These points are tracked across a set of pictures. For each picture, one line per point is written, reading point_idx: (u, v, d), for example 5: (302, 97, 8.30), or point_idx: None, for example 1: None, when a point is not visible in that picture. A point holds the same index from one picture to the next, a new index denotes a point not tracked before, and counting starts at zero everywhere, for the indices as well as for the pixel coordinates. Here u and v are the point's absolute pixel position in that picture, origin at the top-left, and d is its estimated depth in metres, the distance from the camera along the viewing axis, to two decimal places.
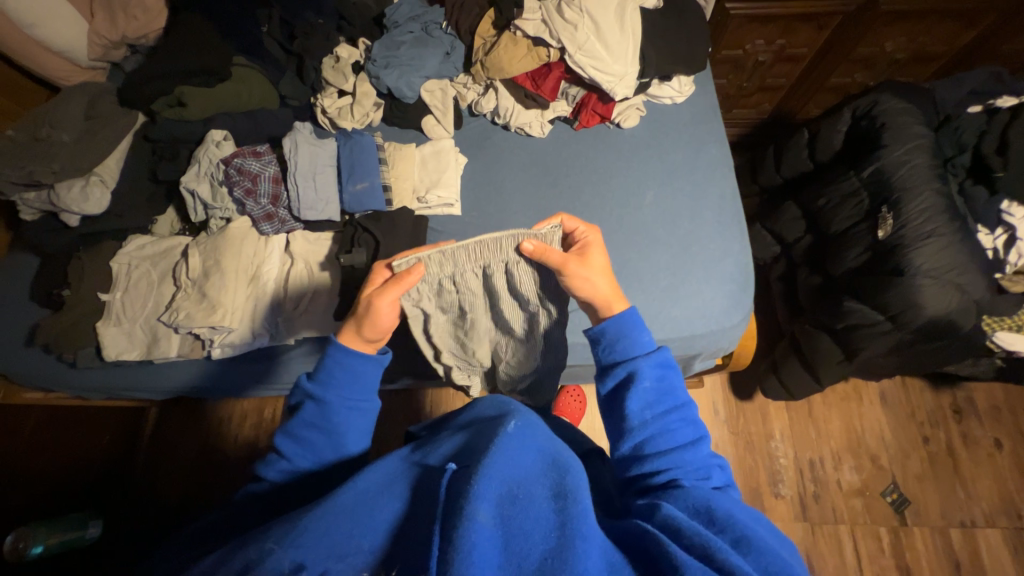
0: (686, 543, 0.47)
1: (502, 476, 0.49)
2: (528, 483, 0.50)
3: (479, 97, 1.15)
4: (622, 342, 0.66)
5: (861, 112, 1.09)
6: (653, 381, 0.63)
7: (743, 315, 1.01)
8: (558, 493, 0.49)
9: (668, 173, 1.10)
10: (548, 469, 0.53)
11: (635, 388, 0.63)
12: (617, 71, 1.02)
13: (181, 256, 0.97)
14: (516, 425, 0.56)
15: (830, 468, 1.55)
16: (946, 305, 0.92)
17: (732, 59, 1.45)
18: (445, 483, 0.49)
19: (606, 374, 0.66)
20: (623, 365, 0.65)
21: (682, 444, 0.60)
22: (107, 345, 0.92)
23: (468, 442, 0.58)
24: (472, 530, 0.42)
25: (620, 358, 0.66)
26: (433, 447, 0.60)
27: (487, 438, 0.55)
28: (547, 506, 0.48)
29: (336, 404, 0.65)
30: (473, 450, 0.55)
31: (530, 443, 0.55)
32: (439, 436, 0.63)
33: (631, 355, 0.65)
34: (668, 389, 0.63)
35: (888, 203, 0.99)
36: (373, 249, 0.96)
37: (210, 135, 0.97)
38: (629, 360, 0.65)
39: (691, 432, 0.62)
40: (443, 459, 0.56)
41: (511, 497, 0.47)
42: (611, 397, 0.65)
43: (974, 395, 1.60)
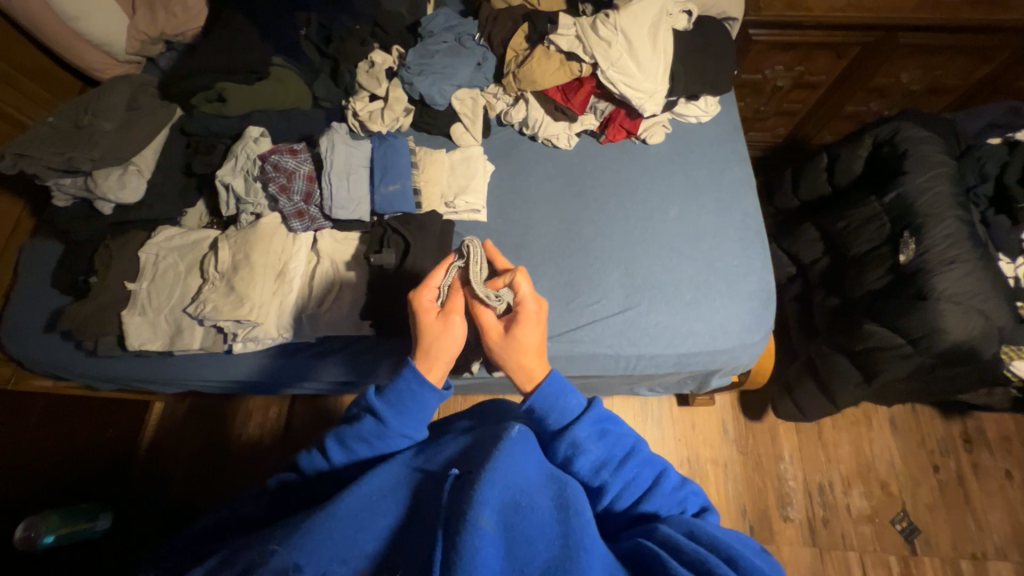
0: (685, 561, 0.46)
1: (507, 483, 0.48)
2: (531, 492, 0.50)
3: (508, 108, 1.17)
4: (549, 413, 0.60)
5: (883, 139, 1.12)
6: (595, 442, 0.59)
7: (764, 332, 1.02)
8: (561, 505, 0.49)
9: (690, 189, 1.12)
10: (550, 481, 0.52)
11: (580, 457, 0.58)
12: (647, 88, 1.05)
13: (210, 249, 0.98)
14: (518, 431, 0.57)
15: (840, 493, 1.53)
16: (969, 331, 0.92)
17: (752, 83, 1.48)
18: (448, 488, 0.49)
19: (550, 447, 0.60)
20: (561, 439, 0.59)
21: (646, 491, 0.58)
22: (130, 334, 0.92)
23: (474, 446, 0.57)
24: (477, 536, 0.42)
25: (556, 430, 0.60)
26: (436, 452, 0.59)
27: (490, 443, 0.55)
28: (550, 515, 0.48)
29: (395, 431, 0.61)
30: (476, 455, 0.54)
31: (532, 454, 0.56)
32: (443, 440, 0.62)
33: (567, 422, 0.60)
34: (614, 442, 0.59)
35: (911, 228, 1.01)
36: (402, 250, 0.98)
37: (248, 131, 0.98)
38: (564, 433, 0.59)
39: (651, 472, 0.59)
40: (445, 464, 0.55)
41: (516, 505, 0.47)
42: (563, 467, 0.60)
43: (984, 425, 1.60)
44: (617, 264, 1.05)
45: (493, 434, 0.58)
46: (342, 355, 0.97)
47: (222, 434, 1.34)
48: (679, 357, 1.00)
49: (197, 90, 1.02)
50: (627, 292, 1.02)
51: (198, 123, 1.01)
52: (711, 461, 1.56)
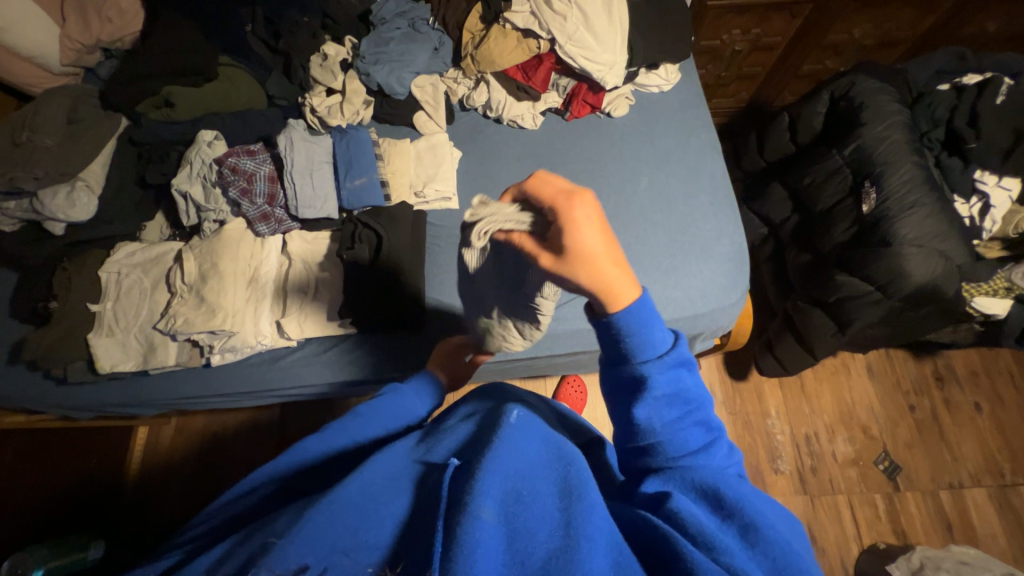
0: (692, 539, 0.45)
1: (508, 471, 0.47)
2: (533, 479, 0.48)
3: (470, 91, 1.15)
4: (632, 341, 0.52)
5: (838, 95, 1.15)
6: (667, 388, 0.52)
7: (741, 292, 1.04)
8: (563, 490, 0.47)
9: (660, 158, 1.13)
10: (555, 463, 0.51)
11: (644, 396, 0.52)
12: (607, 61, 1.04)
13: (174, 262, 0.94)
14: (518, 415, 0.54)
15: (825, 440, 1.60)
16: (931, 271, 0.96)
17: (711, 49, 1.50)
18: (446, 482, 0.47)
19: (614, 368, 0.54)
20: (637, 366, 0.52)
21: (693, 445, 0.53)
22: (100, 358, 0.89)
23: (476, 435, 0.55)
24: (478, 532, 0.40)
25: (627, 358, 0.53)
26: (437, 441, 0.57)
27: (489, 431, 0.53)
28: (552, 502, 0.46)
29: (411, 387, 0.70)
30: (475, 446, 0.52)
31: (529, 429, 0.54)
32: (445, 427, 0.60)
33: (639, 356, 0.52)
34: (685, 392, 0.53)
35: (871, 178, 1.04)
36: (375, 244, 0.95)
37: (200, 135, 0.95)
38: (642, 363, 0.52)
39: (702, 430, 0.54)
40: (444, 457, 0.53)
41: (519, 490, 0.46)
42: (620, 390, 0.55)
43: (953, 362, 1.68)
44: None
45: (500, 414, 0.56)
46: (327, 357, 0.96)
47: (211, 452, 1.31)
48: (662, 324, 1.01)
49: (142, 97, 0.98)
50: None
51: (147, 130, 0.97)
52: None
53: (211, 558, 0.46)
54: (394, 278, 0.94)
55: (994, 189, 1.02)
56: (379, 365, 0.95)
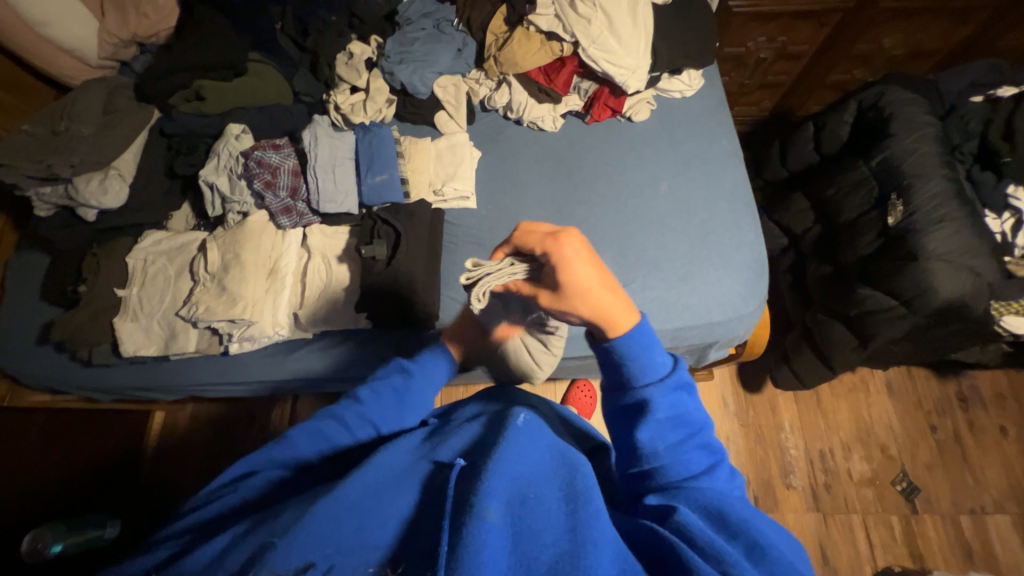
0: (700, 549, 0.43)
1: (513, 475, 0.47)
2: (539, 483, 0.48)
3: (492, 93, 1.16)
4: (631, 365, 0.53)
5: (867, 104, 1.13)
6: (667, 411, 0.52)
7: (758, 302, 1.02)
8: (568, 496, 0.47)
9: (680, 163, 1.12)
10: (559, 469, 0.51)
11: (644, 420, 0.52)
12: (630, 64, 1.04)
13: (198, 251, 0.96)
14: (524, 420, 0.56)
15: (840, 458, 1.56)
16: (959, 288, 0.93)
17: (735, 57, 1.49)
18: (452, 481, 0.48)
19: (616, 392, 0.55)
20: (637, 390, 0.53)
21: (697, 468, 0.52)
22: (124, 341, 0.91)
23: (483, 437, 0.56)
24: (483, 532, 0.40)
25: (629, 382, 0.53)
26: (444, 440, 0.58)
27: (495, 435, 0.54)
28: (557, 506, 0.46)
29: (422, 381, 0.73)
30: (482, 448, 0.53)
31: (533, 437, 0.54)
32: (453, 427, 0.62)
33: (642, 380, 0.53)
34: (685, 416, 0.53)
35: (898, 189, 1.02)
36: (393, 241, 0.96)
37: (229, 129, 0.97)
38: (641, 388, 0.53)
39: (706, 454, 0.53)
40: (451, 456, 0.54)
41: (524, 493, 0.46)
42: (621, 413, 0.55)
43: (979, 383, 1.63)
44: (610, 244, 1.05)
45: (504, 419, 0.57)
46: (341, 350, 0.97)
47: (225, 440, 1.34)
48: (677, 331, 1.00)
49: (175, 91, 1.00)
50: (620, 270, 1.02)
51: (178, 123, 0.99)
52: None
53: (222, 543, 0.47)
54: (410, 274, 0.94)
55: None
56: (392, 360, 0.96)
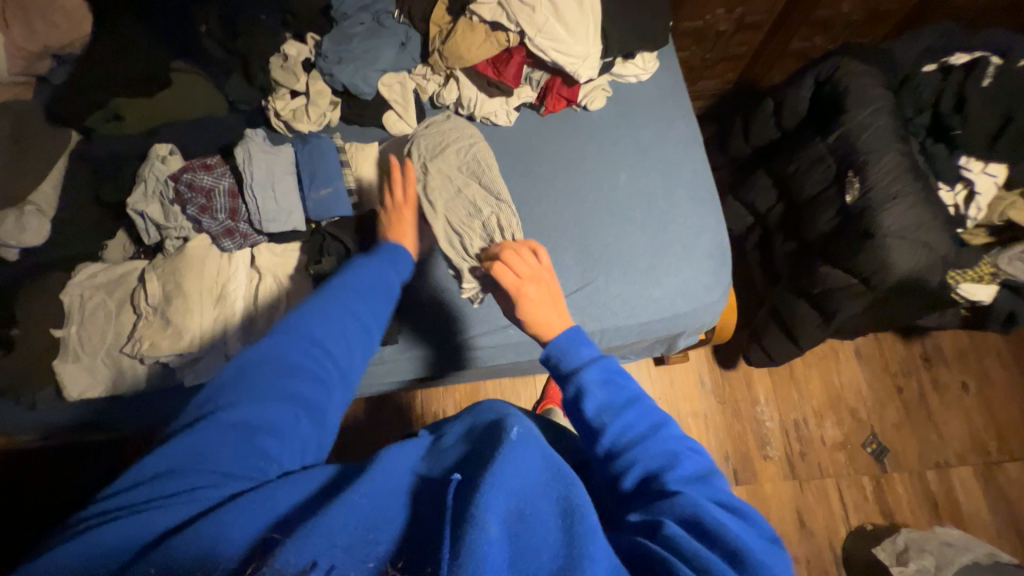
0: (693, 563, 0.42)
1: (512, 490, 0.44)
2: (536, 497, 0.45)
3: (440, 89, 1.10)
4: (582, 388, 0.58)
5: (823, 78, 1.11)
6: (603, 390, 0.58)
7: (723, 290, 1.02)
8: (563, 506, 0.45)
9: (639, 152, 1.09)
10: (554, 479, 0.47)
11: (585, 399, 0.58)
12: (580, 52, 0.99)
13: (138, 282, 0.91)
14: (520, 426, 0.51)
15: (813, 425, 1.61)
16: (915, 263, 0.94)
17: (693, 31, 1.45)
18: (451, 495, 0.45)
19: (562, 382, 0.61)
20: (594, 413, 0.56)
21: (683, 476, 0.51)
22: (68, 384, 0.86)
23: (476, 447, 0.51)
24: (482, 565, 0.38)
25: (566, 373, 0.61)
26: (436, 457, 0.53)
27: (488, 443, 0.49)
28: (552, 521, 0.44)
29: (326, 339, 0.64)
30: (476, 459, 0.49)
31: (530, 438, 0.51)
32: (442, 438, 0.56)
33: (575, 367, 0.61)
34: (625, 394, 0.57)
35: (854, 167, 1.01)
36: (343, 257, 0.93)
37: (154, 150, 0.90)
38: (599, 411, 0.56)
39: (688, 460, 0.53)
40: (443, 472, 0.50)
41: (523, 511, 0.44)
42: (571, 402, 0.59)
43: (942, 342, 1.68)
44: (571, 241, 1.03)
45: (501, 420, 0.53)
46: None
47: None
48: (643, 325, 1.00)
49: (90, 111, 0.93)
50: (583, 268, 1.01)
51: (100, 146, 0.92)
52: (692, 415, 1.61)
53: None
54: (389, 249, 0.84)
55: (979, 176, 1.00)
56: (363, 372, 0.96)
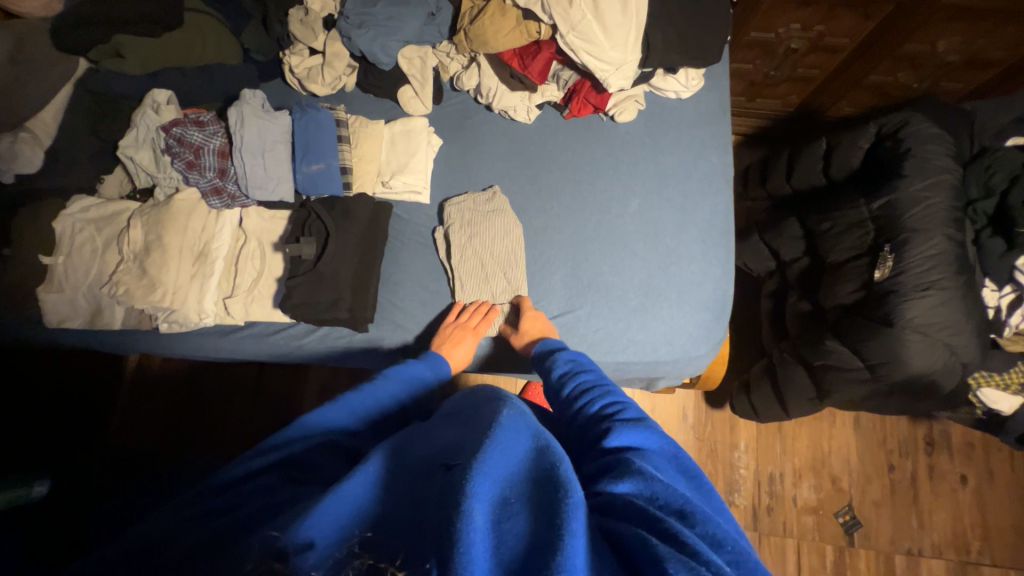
0: (653, 531, 0.44)
1: (506, 466, 0.46)
2: (519, 482, 0.45)
3: (462, 71, 1.03)
4: (576, 383, 0.72)
5: (888, 131, 0.98)
6: (600, 384, 0.72)
7: (712, 345, 0.96)
8: (552, 479, 0.44)
9: (659, 178, 1.01)
10: (539, 459, 0.48)
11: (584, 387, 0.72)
12: (614, 59, 0.89)
13: (126, 225, 0.91)
14: (509, 414, 0.53)
15: (789, 483, 1.54)
16: (931, 363, 0.86)
17: (762, 43, 1.29)
18: (442, 484, 0.44)
19: (567, 380, 0.75)
20: (582, 402, 0.69)
21: (650, 457, 0.56)
22: (48, 312, 0.88)
23: (463, 436, 0.51)
24: (472, 530, 0.38)
25: (573, 374, 0.75)
26: (422, 438, 0.54)
27: (475, 432, 0.50)
28: (534, 495, 0.44)
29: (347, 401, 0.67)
30: (466, 441, 0.49)
31: (526, 424, 0.53)
32: (431, 426, 0.57)
33: (581, 371, 0.75)
34: (616, 393, 0.68)
35: (892, 242, 0.90)
36: (323, 239, 0.91)
37: (151, 95, 0.88)
38: (586, 401, 0.69)
39: (656, 446, 0.58)
40: (437, 455, 0.49)
41: (517, 484, 0.44)
42: (573, 394, 0.72)
43: (951, 429, 1.57)
44: (564, 261, 0.97)
45: (497, 404, 0.56)
46: (274, 339, 0.95)
47: (187, 410, 1.25)
48: (619, 364, 0.95)
49: (93, 45, 0.89)
50: (569, 293, 0.95)
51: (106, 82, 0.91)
52: None
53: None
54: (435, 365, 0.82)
55: None
56: (333, 351, 0.96)
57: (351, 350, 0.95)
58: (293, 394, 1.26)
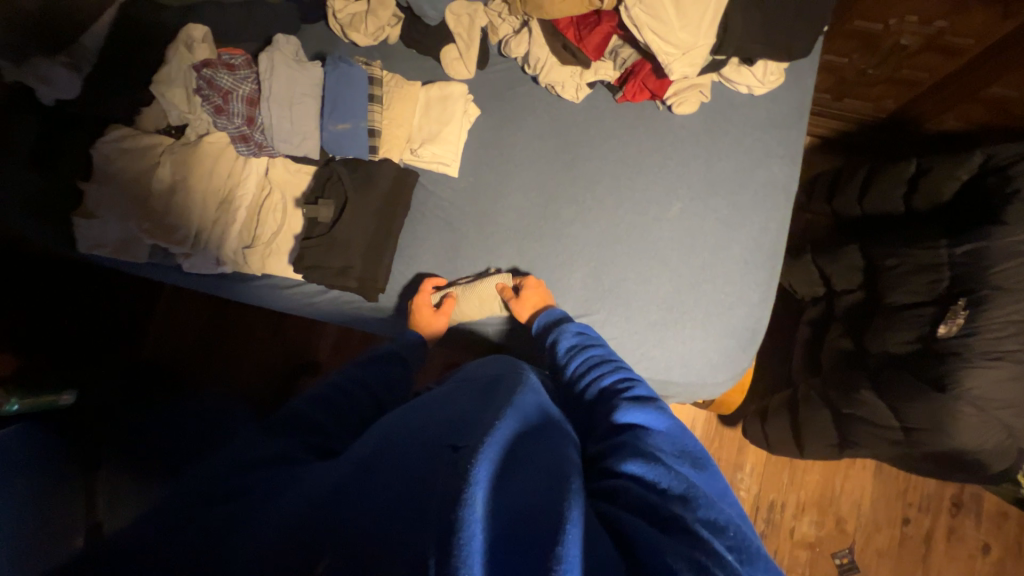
0: (659, 524, 0.41)
1: (511, 444, 0.43)
2: (524, 467, 0.41)
3: (512, 35, 0.94)
4: (582, 359, 0.70)
5: (993, 165, 0.84)
6: (610, 358, 0.69)
7: (733, 374, 0.89)
8: (556, 472, 0.42)
9: (710, 181, 0.91)
10: (544, 453, 0.44)
11: (592, 360, 0.69)
12: (682, 42, 0.78)
13: (157, 160, 0.91)
14: (519, 395, 0.49)
15: (789, 515, 1.48)
16: (981, 441, 0.78)
17: (864, 33, 1.11)
18: (439, 462, 0.39)
19: (576, 352, 0.73)
20: (589, 378, 0.67)
21: (660, 434, 0.52)
22: (81, 238, 0.90)
23: (463, 413, 0.46)
24: (471, 521, 0.34)
25: (582, 347, 0.73)
26: (418, 410, 0.50)
27: (480, 408, 0.46)
28: (539, 483, 0.40)
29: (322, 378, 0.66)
30: (474, 418, 0.45)
31: (537, 401, 0.52)
32: (431, 396, 0.53)
33: (591, 345, 0.73)
34: (625, 371, 0.65)
35: (970, 297, 0.79)
36: (340, 205, 0.89)
37: (187, 30, 0.85)
38: (595, 376, 0.66)
39: (664, 426, 0.54)
40: (437, 429, 0.44)
41: (521, 464, 0.42)
42: (584, 367, 0.69)
43: (984, 495, 1.45)
44: (586, 260, 0.91)
45: (511, 381, 0.53)
46: (288, 295, 0.96)
47: (207, 343, 1.29)
48: None
49: None
50: (588, 295, 0.90)
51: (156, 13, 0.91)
52: None
53: None
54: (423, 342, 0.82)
55: None
56: (341, 314, 0.96)
57: (359, 316, 0.95)
58: (303, 343, 1.30)
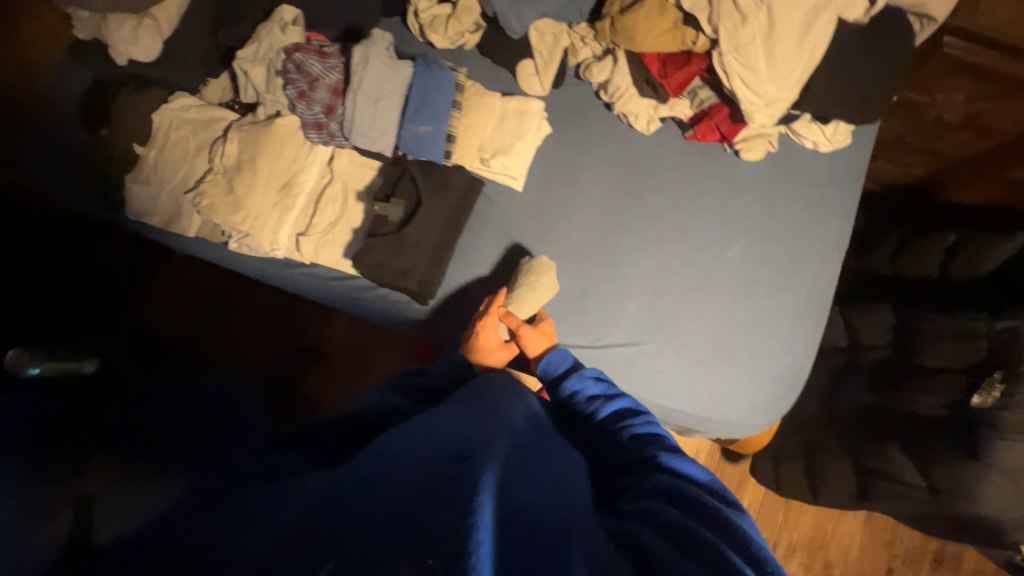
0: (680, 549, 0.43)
1: (512, 462, 0.45)
2: (532, 493, 0.44)
3: (593, 60, 0.95)
4: (605, 404, 0.71)
5: None
6: (630, 404, 0.71)
7: (768, 418, 0.91)
8: (557, 502, 0.44)
9: (768, 229, 0.93)
10: (550, 485, 0.47)
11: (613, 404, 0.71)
12: (768, 93, 0.81)
13: (223, 134, 0.89)
14: (516, 422, 0.53)
15: (780, 555, 1.51)
16: (1005, 513, 0.82)
17: (911, 103, 1.17)
18: (445, 474, 0.41)
19: (597, 394, 0.73)
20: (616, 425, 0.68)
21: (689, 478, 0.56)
22: (131, 202, 0.88)
23: (465, 430, 0.49)
24: (480, 528, 0.35)
25: (602, 389, 0.74)
26: (419, 426, 0.52)
27: (481, 428, 0.49)
28: (549, 509, 0.43)
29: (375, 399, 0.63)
30: (478, 437, 0.47)
31: (529, 425, 0.55)
32: (431, 414, 0.56)
33: (610, 387, 0.74)
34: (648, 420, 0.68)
35: (1007, 372, 0.82)
36: (411, 206, 0.89)
37: (280, 12, 0.87)
38: (621, 423, 0.68)
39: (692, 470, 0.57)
40: (437, 444, 0.47)
41: (526, 485, 0.44)
42: (605, 413, 0.70)
43: (963, 553, 1.51)
44: (641, 290, 0.92)
45: (504, 405, 0.56)
46: (334, 288, 0.93)
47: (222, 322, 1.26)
48: (667, 410, 0.91)
49: None
50: (641, 326, 0.91)
51: None
52: None
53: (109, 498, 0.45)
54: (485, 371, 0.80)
55: None
56: (386, 314, 0.95)
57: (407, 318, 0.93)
58: (325, 335, 1.27)
